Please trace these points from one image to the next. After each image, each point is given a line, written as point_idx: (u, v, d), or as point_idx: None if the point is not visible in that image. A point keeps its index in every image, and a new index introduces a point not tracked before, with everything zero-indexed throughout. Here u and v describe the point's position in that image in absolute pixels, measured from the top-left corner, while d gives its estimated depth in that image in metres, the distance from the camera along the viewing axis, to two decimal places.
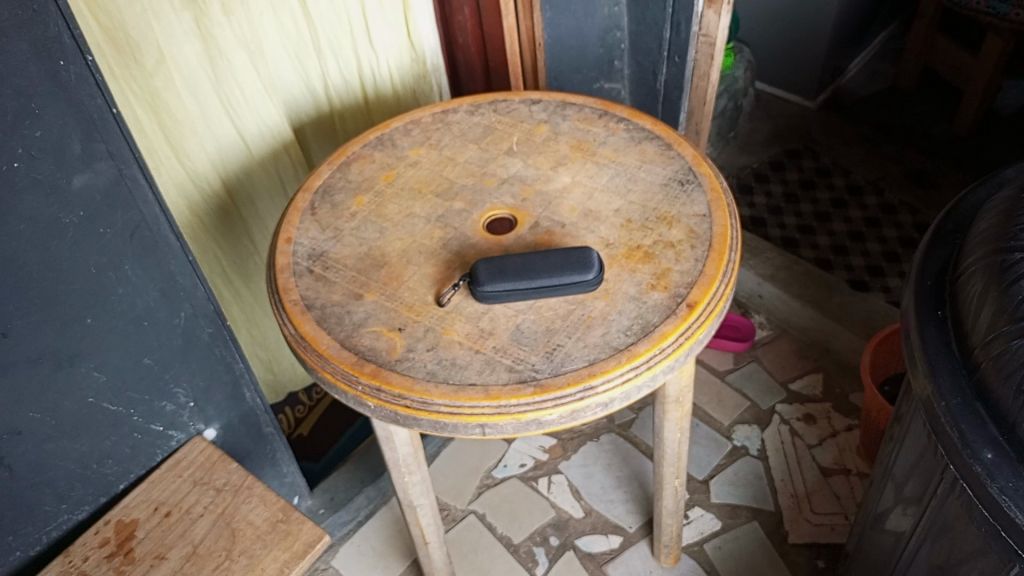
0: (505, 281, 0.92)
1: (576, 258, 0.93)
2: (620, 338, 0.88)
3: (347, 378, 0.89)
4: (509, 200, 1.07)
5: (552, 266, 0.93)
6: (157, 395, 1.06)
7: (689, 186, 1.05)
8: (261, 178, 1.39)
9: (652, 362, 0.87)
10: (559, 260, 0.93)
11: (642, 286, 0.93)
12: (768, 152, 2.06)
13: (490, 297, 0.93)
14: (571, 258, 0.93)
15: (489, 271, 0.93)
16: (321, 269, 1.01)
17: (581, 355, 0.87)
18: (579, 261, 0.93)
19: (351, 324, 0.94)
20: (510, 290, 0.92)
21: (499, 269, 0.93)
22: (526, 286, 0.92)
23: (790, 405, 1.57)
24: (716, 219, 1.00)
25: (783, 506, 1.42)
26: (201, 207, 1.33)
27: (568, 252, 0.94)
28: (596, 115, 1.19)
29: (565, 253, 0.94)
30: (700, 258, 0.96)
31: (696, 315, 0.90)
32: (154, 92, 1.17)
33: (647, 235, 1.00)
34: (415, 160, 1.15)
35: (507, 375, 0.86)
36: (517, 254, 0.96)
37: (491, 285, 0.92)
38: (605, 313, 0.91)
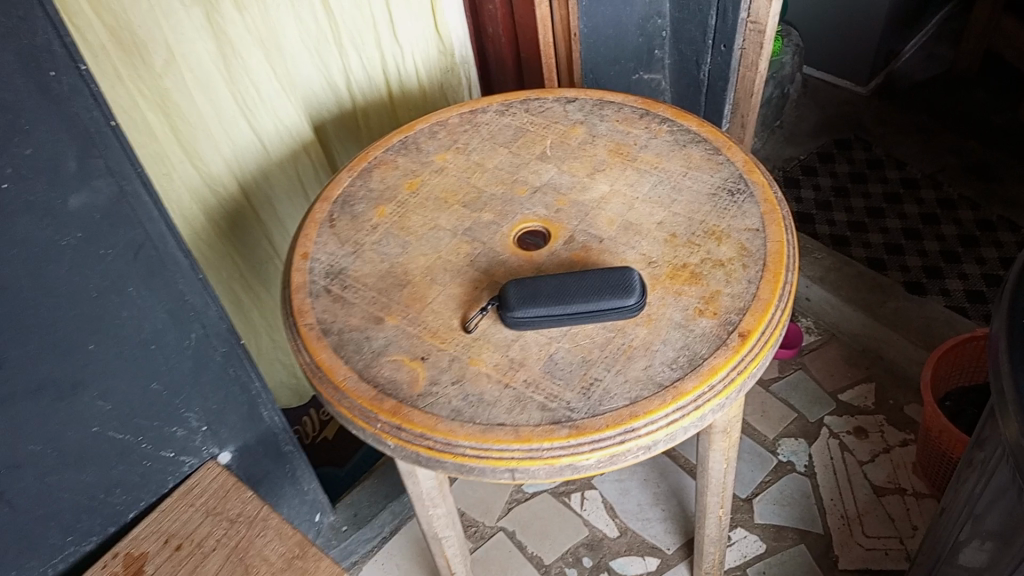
0: (537, 307, 0.84)
1: (616, 280, 0.85)
2: (665, 373, 0.80)
3: (365, 415, 0.81)
4: (541, 211, 0.99)
5: (588, 290, 0.84)
6: (167, 419, 1.00)
7: (740, 197, 0.96)
8: (280, 180, 1.32)
9: (700, 402, 0.78)
10: (597, 282, 0.85)
11: (689, 312, 0.85)
12: (816, 142, 1.95)
13: (517, 325, 0.85)
14: (609, 281, 0.85)
15: (518, 295, 0.85)
16: (339, 289, 0.93)
17: (621, 392, 0.79)
18: (618, 284, 0.84)
19: (370, 352, 0.86)
20: (539, 317, 0.84)
21: (530, 293, 0.85)
22: (557, 313, 0.84)
23: (840, 417, 1.47)
24: (771, 234, 0.91)
25: (834, 529, 1.33)
26: (217, 211, 1.27)
27: (607, 273, 0.86)
28: (637, 115, 1.10)
29: (603, 274, 0.86)
30: (753, 280, 0.86)
31: (750, 346, 0.81)
32: (163, 93, 1.10)
33: (693, 252, 0.91)
34: (440, 166, 1.07)
35: (540, 414, 0.78)
36: (551, 275, 0.87)
37: (519, 311, 0.84)
38: (647, 343, 0.83)
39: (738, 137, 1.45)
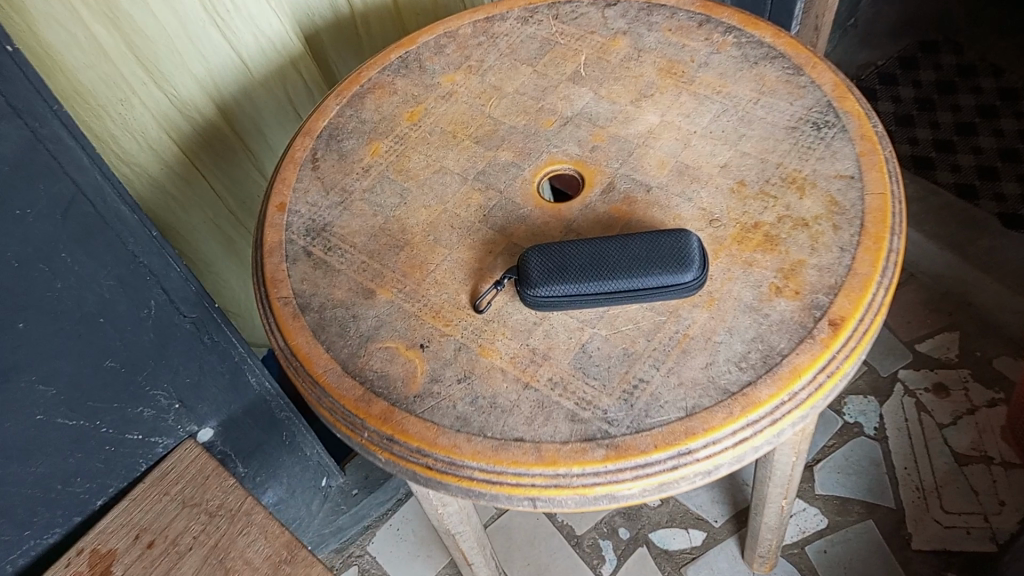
0: (565, 284, 0.65)
1: (668, 248, 0.66)
2: (730, 374, 0.62)
3: (349, 421, 0.65)
4: (572, 150, 0.79)
5: (632, 261, 0.65)
6: (130, 399, 0.84)
7: (829, 132, 0.75)
8: (266, 101, 1.13)
9: (778, 415, 0.60)
10: (643, 250, 0.66)
11: (763, 290, 0.66)
12: (895, 46, 1.68)
13: (540, 304, 0.67)
14: (660, 249, 0.66)
15: (542, 267, 0.67)
16: (323, 251, 0.75)
17: (674, 401, 0.61)
18: (671, 253, 0.65)
19: (357, 337, 0.69)
20: (567, 296, 0.66)
21: (557, 264, 0.66)
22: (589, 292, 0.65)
23: (916, 372, 1.29)
24: (870, 184, 0.70)
25: (906, 503, 1.16)
26: (195, 141, 1.07)
27: (656, 238, 0.67)
28: (694, 23, 0.88)
29: (652, 238, 0.67)
30: (848, 247, 0.67)
31: (842, 340, 0.62)
32: (109, 3, 0.89)
33: (767, 208, 0.71)
34: (448, 90, 0.87)
35: (568, 427, 0.61)
36: (585, 238, 0.68)
37: (543, 289, 0.66)
38: (708, 332, 0.64)
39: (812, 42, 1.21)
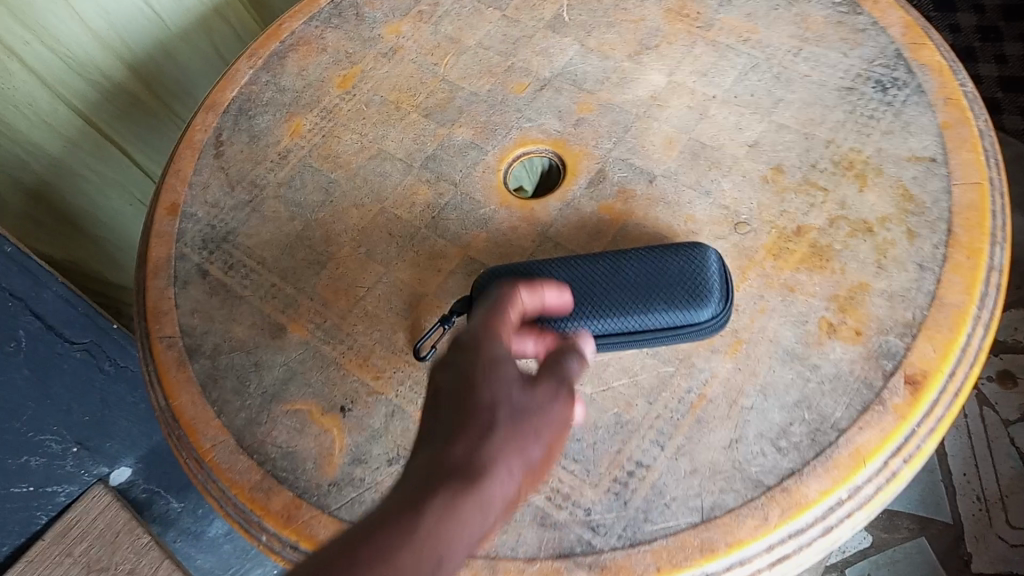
0: None
1: (676, 272, 0.47)
2: (764, 460, 0.44)
3: (242, 519, 0.48)
4: (551, 124, 0.60)
5: (627, 291, 0.47)
6: (11, 449, 0.68)
7: (897, 94, 0.55)
8: (186, 52, 0.94)
9: (832, 522, 0.42)
10: (641, 275, 0.47)
11: (810, 329, 0.47)
12: None
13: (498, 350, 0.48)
14: (665, 274, 0.47)
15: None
16: (222, 270, 0.57)
17: (684, 499, 0.43)
18: (680, 279, 0.47)
19: (261, 395, 0.51)
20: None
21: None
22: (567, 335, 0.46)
23: None
24: (959, 170, 0.51)
25: (965, 517, 0.96)
26: (103, 109, 0.87)
27: (659, 259, 0.48)
28: None
29: (653, 259, 0.48)
30: (929, 265, 0.48)
31: (925, 407, 0.44)
32: None
33: (815, 206, 0.51)
34: (392, 45, 0.67)
35: (539, 535, 0.44)
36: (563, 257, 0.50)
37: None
38: (732, 392, 0.46)
39: None
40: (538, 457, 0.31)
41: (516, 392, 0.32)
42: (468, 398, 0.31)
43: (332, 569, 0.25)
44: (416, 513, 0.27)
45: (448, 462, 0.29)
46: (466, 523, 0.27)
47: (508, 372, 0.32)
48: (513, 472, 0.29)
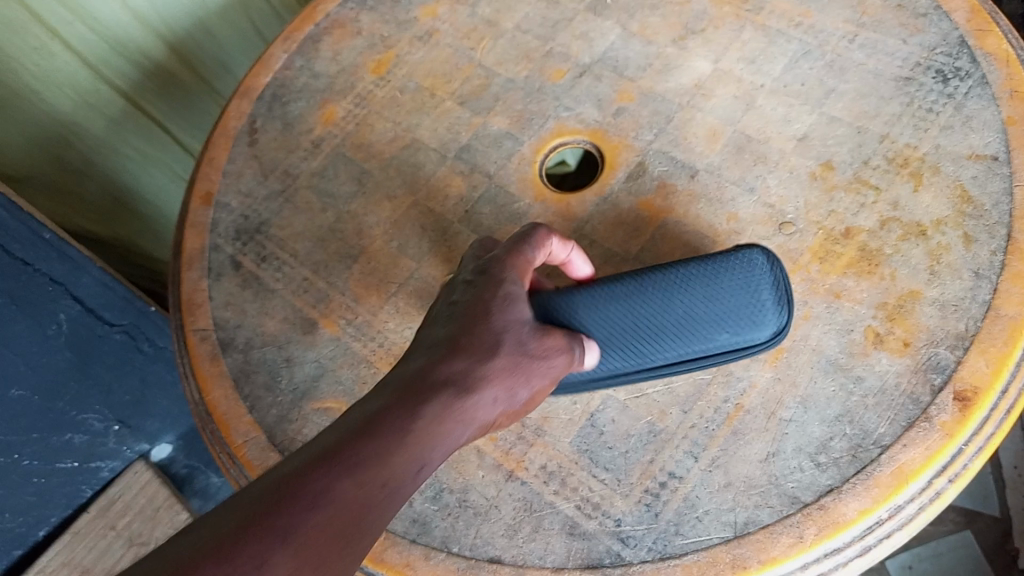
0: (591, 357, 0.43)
1: (740, 288, 0.44)
2: (802, 476, 0.42)
3: None
4: (589, 113, 0.58)
5: (686, 310, 0.44)
6: (53, 426, 0.69)
7: (959, 87, 0.52)
8: (225, 31, 0.93)
9: (872, 543, 0.41)
10: (702, 295, 0.44)
11: (855, 338, 0.45)
12: None
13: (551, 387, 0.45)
14: (728, 290, 0.44)
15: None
16: (255, 262, 0.57)
17: (716, 513, 0.42)
18: (745, 297, 0.44)
19: (291, 392, 0.51)
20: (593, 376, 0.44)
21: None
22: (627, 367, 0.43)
23: None
24: (1022, 171, 0.48)
25: (1014, 512, 0.88)
26: (145, 88, 0.87)
27: (716, 270, 0.45)
28: None
29: (710, 271, 0.45)
30: (985, 273, 0.45)
31: (974, 426, 0.42)
32: None
33: (865, 206, 0.49)
34: (428, 28, 0.65)
35: (567, 544, 0.43)
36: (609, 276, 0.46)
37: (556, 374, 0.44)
38: (771, 403, 0.44)
39: None
40: (506, 413, 0.36)
41: (529, 329, 0.37)
42: (471, 339, 0.35)
43: (334, 463, 0.29)
44: (407, 422, 0.31)
45: (435, 385, 0.33)
46: (444, 439, 0.32)
47: (511, 340, 0.36)
48: (498, 403, 0.35)
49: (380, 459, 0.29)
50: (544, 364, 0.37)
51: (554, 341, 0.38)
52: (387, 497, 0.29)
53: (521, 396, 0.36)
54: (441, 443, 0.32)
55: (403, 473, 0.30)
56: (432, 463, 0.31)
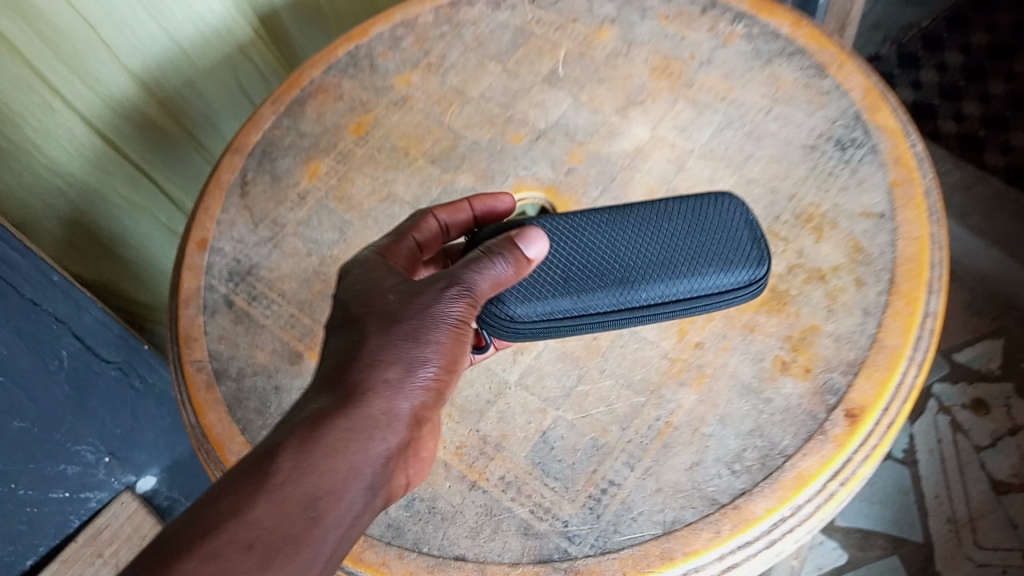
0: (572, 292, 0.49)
1: (725, 238, 0.50)
2: (720, 481, 0.50)
3: None
4: (544, 172, 0.66)
5: (667, 251, 0.50)
6: (48, 456, 0.74)
7: (855, 154, 0.61)
8: (216, 92, 1.00)
9: (777, 536, 0.48)
10: (687, 239, 0.50)
11: (765, 366, 0.53)
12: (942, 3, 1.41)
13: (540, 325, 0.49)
14: (710, 237, 0.50)
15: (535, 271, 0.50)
16: (247, 301, 0.64)
17: (649, 514, 0.50)
18: (727, 245, 0.50)
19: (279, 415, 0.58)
20: (582, 315, 0.49)
21: (558, 270, 0.50)
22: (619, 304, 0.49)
23: (953, 386, 1.13)
24: (904, 226, 0.57)
25: (936, 538, 1.02)
26: (137, 142, 0.94)
27: (696, 224, 0.51)
28: (696, 9, 0.72)
29: (690, 224, 0.51)
30: (872, 310, 0.54)
31: (861, 437, 0.50)
32: None
33: (776, 254, 0.58)
34: (402, 94, 0.73)
35: (521, 543, 0.50)
36: (586, 215, 0.53)
37: (536, 304, 0.49)
38: (695, 421, 0.52)
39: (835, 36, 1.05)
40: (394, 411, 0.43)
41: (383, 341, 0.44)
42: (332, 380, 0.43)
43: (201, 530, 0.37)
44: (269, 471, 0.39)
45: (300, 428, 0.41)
46: (309, 465, 0.39)
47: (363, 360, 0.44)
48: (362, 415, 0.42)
49: (239, 514, 0.37)
50: (430, 323, 0.45)
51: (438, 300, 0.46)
52: (259, 547, 0.37)
53: (410, 379, 0.44)
54: (324, 457, 0.40)
55: (268, 515, 0.38)
56: (322, 485, 0.39)
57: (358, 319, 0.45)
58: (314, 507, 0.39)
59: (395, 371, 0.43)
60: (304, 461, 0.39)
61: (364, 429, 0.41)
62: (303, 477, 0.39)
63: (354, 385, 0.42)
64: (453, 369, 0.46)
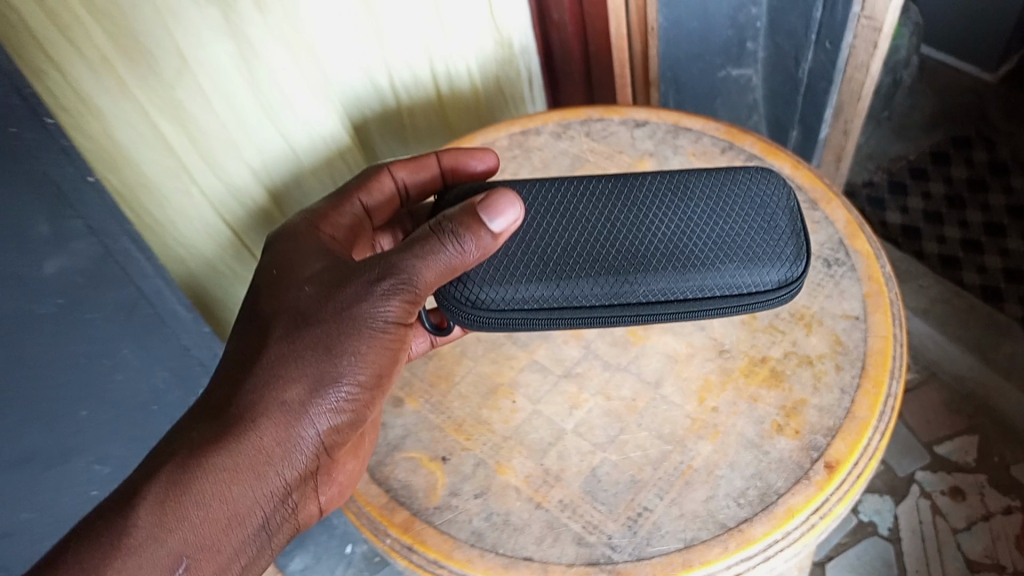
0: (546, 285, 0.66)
1: (736, 245, 0.67)
2: (729, 511, 0.66)
3: (373, 527, 0.70)
4: None
5: (669, 254, 0.67)
6: None
7: (838, 270, 0.79)
8: (314, 187, 1.16)
9: (771, 552, 0.64)
10: (702, 238, 0.67)
11: (765, 427, 0.70)
12: (928, 138, 1.62)
13: (530, 312, 0.67)
14: (719, 233, 0.67)
15: (531, 265, 0.67)
16: None
17: (674, 532, 0.66)
18: (743, 243, 0.67)
19: (385, 446, 0.74)
20: (569, 300, 0.66)
21: (549, 264, 0.67)
22: (611, 298, 0.66)
23: (933, 474, 1.27)
24: (874, 326, 0.75)
25: None
26: (247, 224, 1.12)
27: (698, 230, 0.68)
28: (718, 149, 0.92)
29: (690, 231, 0.68)
30: (848, 389, 0.71)
31: (836, 483, 0.66)
32: (176, 104, 0.92)
33: (775, 341, 0.75)
34: None
35: (575, 549, 0.66)
36: (590, 221, 0.69)
37: (513, 292, 0.66)
38: (710, 465, 0.69)
39: (831, 168, 1.25)
40: (278, 449, 0.60)
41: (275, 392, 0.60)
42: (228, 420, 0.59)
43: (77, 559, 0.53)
44: (137, 521, 0.55)
45: (181, 469, 0.57)
46: (174, 515, 0.56)
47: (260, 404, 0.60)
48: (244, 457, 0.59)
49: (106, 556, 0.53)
50: (338, 348, 0.62)
51: (365, 316, 0.63)
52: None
53: (312, 407, 0.61)
54: (193, 510, 0.57)
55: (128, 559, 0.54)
56: (186, 536, 0.57)
57: (281, 328, 0.63)
58: (182, 560, 0.56)
59: (298, 397, 0.61)
60: (171, 519, 0.56)
61: (255, 468, 0.59)
62: (167, 538, 0.56)
63: (250, 425, 0.59)
64: (358, 387, 0.63)
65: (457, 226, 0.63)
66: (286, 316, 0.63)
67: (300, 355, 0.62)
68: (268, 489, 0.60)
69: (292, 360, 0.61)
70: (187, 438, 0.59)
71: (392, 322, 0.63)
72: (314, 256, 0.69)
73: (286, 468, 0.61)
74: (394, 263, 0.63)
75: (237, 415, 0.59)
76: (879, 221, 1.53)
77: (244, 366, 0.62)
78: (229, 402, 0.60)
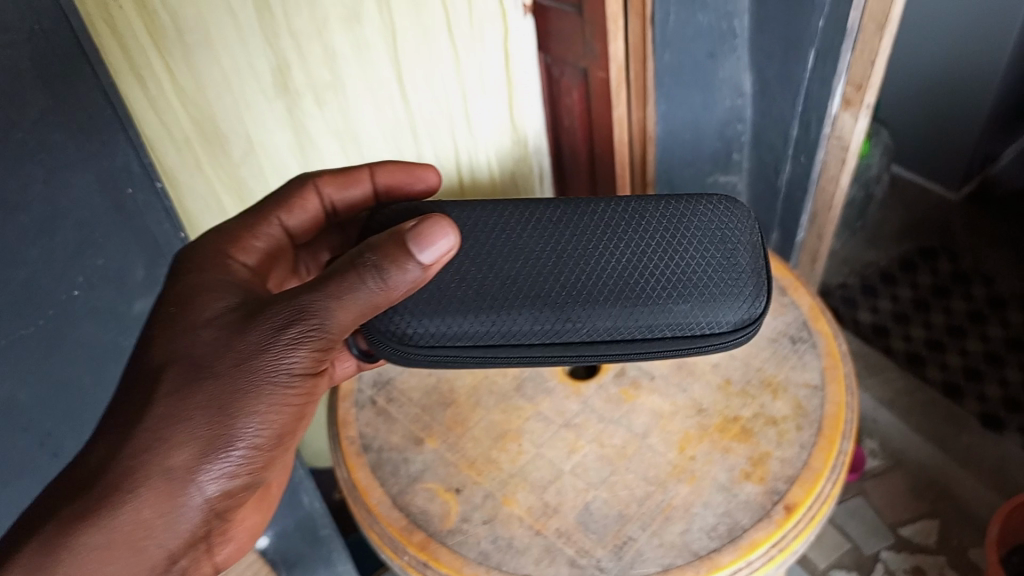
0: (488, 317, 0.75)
1: (677, 288, 0.75)
2: (702, 542, 0.77)
3: (393, 544, 0.80)
4: None
5: (611, 292, 0.75)
6: None
7: (801, 347, 0.93)
8: None
9: None
10: (647, 274, 0.76)
11: (734, 474, 0.82)
12: (898, 248, 1.78)
13: (459, 344, 0.75)
14: (664, 273, 0.76)
15: (469, 300, 0.76)
16: (385, 401, 0.94)
17: (654, 558, 0.76)
18: (682, 283, 0.75)
19: (406, 477, 0.86)
20: (511, 334, 0.75)
21: (490, 300, 0.76)
22: (550, 336, 0.74)
23: (897, 553, 1.36)
24: (830, 394, 0.87)
25: None
26: None
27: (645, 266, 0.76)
28: None
29: (628, 272, 0.76)
30: (805, 445, 0.83)
31: (793, 522, 0.77)
32: (237, 180, 1.07)
33: (745, 404, 0.88)
34: None
35: (568, 570, 0.76)
36: (538, 254, 0.78)
37: (441, 326, 0.75)
38: (687, 504, 0.80)
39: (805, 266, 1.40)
40: (161, 513, 0.65)
41: (156, 458, 0.64)
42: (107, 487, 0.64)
43: None
44: None
45: (54, 540, 0.62)
46: None
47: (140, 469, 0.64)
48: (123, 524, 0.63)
49: None
50: (225, 411, 0.66)
51: (261, 369, 0.67)
52: None
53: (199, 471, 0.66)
54: None
55: None
56: None
57: (173, 381, 0.67)
58: None
59: (185, 461, 0.65)
60: None
61: (133, 540, 0.64)
62: None
63: (130, 492, 0.64)
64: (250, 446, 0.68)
65: (380, 258, 0.66)
66: (180, 371, 0.67)
67: (189, 416, 0.65)
68: (149, 559, 0.65)
69: (178, 420, 0.65)
70: (64, 509, 0.63)
71: (293, 373, 0.68)
72: (217, 296, 0.73)
73: (167, 536, 0.66)
74: (298, 311, 0.67)
75: (116, 481, 0.64)
76: (852, 319, 1.67)
77: (130, 424, 0.66)
78: (109, 466, 0.64)
